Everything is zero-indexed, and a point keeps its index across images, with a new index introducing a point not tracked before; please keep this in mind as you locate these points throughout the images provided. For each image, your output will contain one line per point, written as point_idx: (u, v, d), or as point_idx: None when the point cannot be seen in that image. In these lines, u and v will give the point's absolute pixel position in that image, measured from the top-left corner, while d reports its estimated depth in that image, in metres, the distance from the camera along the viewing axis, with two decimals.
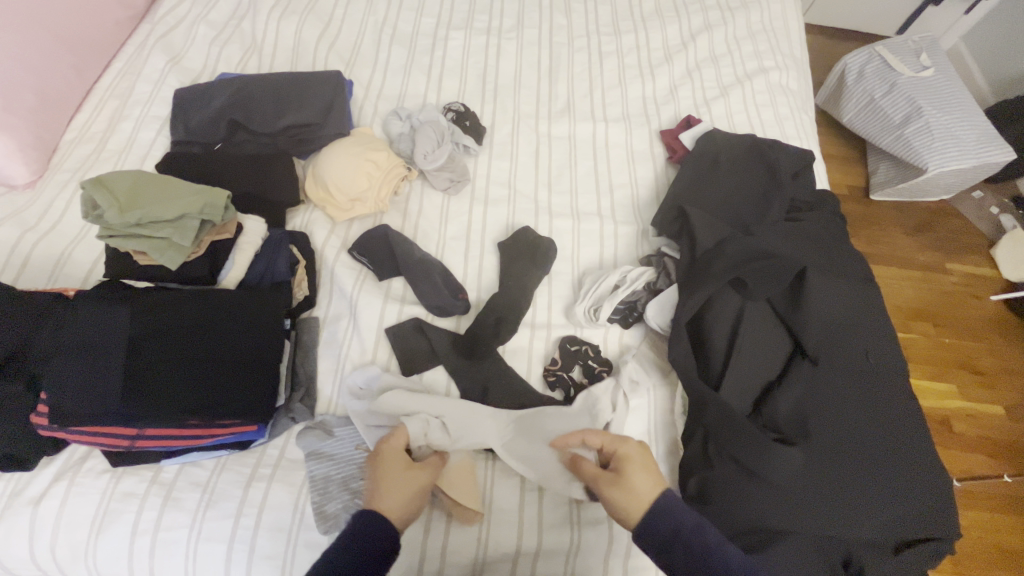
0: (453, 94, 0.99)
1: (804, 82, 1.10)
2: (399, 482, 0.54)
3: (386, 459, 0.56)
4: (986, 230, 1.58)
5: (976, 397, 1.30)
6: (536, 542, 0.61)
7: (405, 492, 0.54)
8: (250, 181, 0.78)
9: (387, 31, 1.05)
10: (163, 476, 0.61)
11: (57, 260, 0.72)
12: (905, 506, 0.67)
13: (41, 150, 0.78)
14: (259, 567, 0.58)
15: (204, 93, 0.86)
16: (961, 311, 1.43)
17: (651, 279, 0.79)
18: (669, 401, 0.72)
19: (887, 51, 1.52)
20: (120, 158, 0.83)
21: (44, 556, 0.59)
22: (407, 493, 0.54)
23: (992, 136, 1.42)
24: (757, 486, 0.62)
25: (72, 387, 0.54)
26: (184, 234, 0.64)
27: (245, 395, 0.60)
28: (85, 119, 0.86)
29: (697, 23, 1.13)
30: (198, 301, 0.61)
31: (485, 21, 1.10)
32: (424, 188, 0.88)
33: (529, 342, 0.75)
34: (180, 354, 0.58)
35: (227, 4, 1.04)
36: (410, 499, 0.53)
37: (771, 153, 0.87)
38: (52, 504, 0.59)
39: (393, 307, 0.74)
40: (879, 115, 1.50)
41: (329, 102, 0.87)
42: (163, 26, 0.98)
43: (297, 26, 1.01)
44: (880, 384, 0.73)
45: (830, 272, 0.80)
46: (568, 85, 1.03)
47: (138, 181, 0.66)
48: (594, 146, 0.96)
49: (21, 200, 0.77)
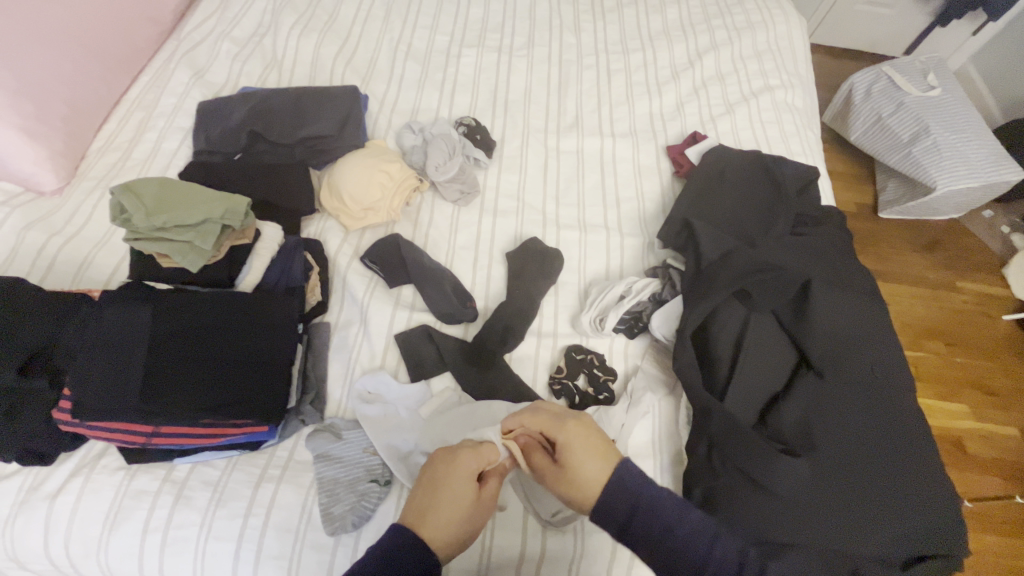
0: (465, 109, 1.02)
1: (808, 100, 1.13)
2: (466, 521, 0.51)
3: (458, 495, 0.51)
4: (996, 249, 1.58)
5: (990, 417, 1.28)
6: (540, 548, 0.62)
7: (466, 528, 0.51)
8: (268, 191, 0.81)
9: (402, 49, 1.09)
10: (176, 474, 0.62)
11: (81, 263, 0.75)
12: (914, 522, 0.66)
13: (69, 158, 0.82)
14: (266, 566, 0.58)
15: (225, 105, 0.89)
16: (973, 330, 1.42)
17: (656, 291, 0.80)
18: (673, 411, 0.73)
19: (894, 70, 1.54)
20: (144, 168, 0.86)
21: (57, 551, 0.60)
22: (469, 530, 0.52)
23: (1000, 155, 1.43)
24: (763, 498, 0.62)
25: (92, 383, 0.56)
26: (206, 238, 0.66)
27: (258, 397, 0.61)
28: (112, 130, 0.90)
29: (704, 41, 1.16)
30: (215, 303, 0.63)
31: (496, 39, 1.14)
32: (434, 199, 0.90)
33: (536, 351, 0.76)
34: (197, 354, 0.60)
35: (249, 22, 1.08)
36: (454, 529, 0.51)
37: (776, 169, 0.89)
38: (67, 500, 0.60)
39: (403, 314, 0.76)
40: (887, 134, 1.51)
41: (345, 115, 0.90)
42: (188, 42, 1.02)
43: (316, 43, 1.05)
44: (886, 398, 0.73)
45: (837, 285, 0.80)
46: (577, 101, 1.05)
47: (163, 187, 0.69)
48: (601, 160, 0.98)
49: (48, 205, 0.80)
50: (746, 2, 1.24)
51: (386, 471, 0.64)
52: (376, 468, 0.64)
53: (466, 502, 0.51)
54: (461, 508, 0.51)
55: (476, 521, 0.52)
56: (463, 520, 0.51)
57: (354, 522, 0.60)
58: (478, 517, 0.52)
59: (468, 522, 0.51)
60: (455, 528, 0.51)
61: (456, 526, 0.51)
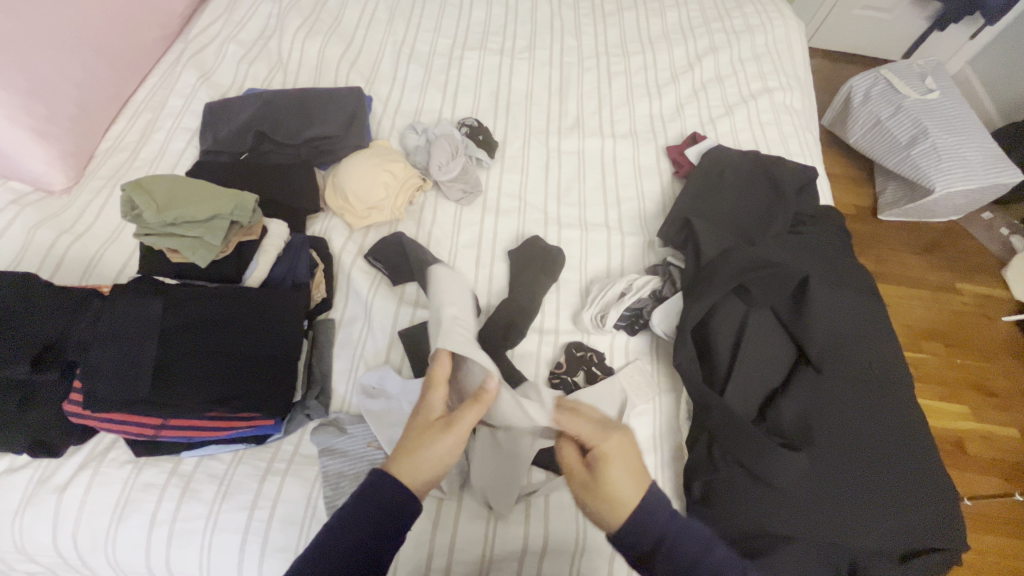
0: (468, 110, 1.03)
1: (806, 101, 1.14)
2: (425, 443, 0.52)
3: (415, 426, 0.54)
4: (997, 251, 1.59)
5: (988, 418, 1.29)
6: (543, 542, 0.62)
7: (431, 460, 0.52)
8: (273, 190, 0.83)
9: (405, 51, 1.11)
10: (183, 467, 0.63)
11: (90, 260, 0.76)
12: (913, 517, 0.67)
13: (78, 158, 0.83)
14: (271, 557, 0.59)
15: (233, 105, 0.90)
16: (972, 330, 1.43)
17: (656, 288, 0.80)
18: (673, 408, 0.74)
19: (892, 74, 1.55)
20: (152, 166, 0.88)
21: (66, 543, 0.61)
22: (441, 457, 0.52)
23: (999, 158, 1.44)
24: (763, 491, 0.63)
25: (105, 376, 0.57)
26: (215, 234, 0.68)
27: (265, 390, 0.62)
28: (120, 130, 0.91)
29: (703, 44, 1.17)
30: (222, 297, 0.64)
31: (498, 42, 1.15)
32: (437, 198, 0.91)
33: (537, 347, 0.77)
34: (204, 347, 0.61)
35: (255, 25, 1.10)
36: (434, 460, 0.52)
37: (775, 169, 0.90)
38: (76, 492, 0.61)
39: (406, 311, 0.77)
40: (885, 137, 1.52)
41: (350, 116, 0.91)
42: (195, 45, 1.04)
43: (321, 45, 1.07)
44: (884, 392, 0.74)
45: (836, 282, 0.81)
46: (577, 103, 1.07)
47: (174, 184, 0.70)
48: (602, 161, 0.99)
49: (57, 205, 0.81)
50: (745, 6, 1.25)
51: None
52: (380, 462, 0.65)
53: (424, 435, 0.53)
54: (417, 433, 0.54)
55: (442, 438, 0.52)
56: (423, 448, 0.52)
57: None
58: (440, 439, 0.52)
59: (430, 449, 0.52)
60: (409, 456, 0.51)
61: (410, 454, 0.51)
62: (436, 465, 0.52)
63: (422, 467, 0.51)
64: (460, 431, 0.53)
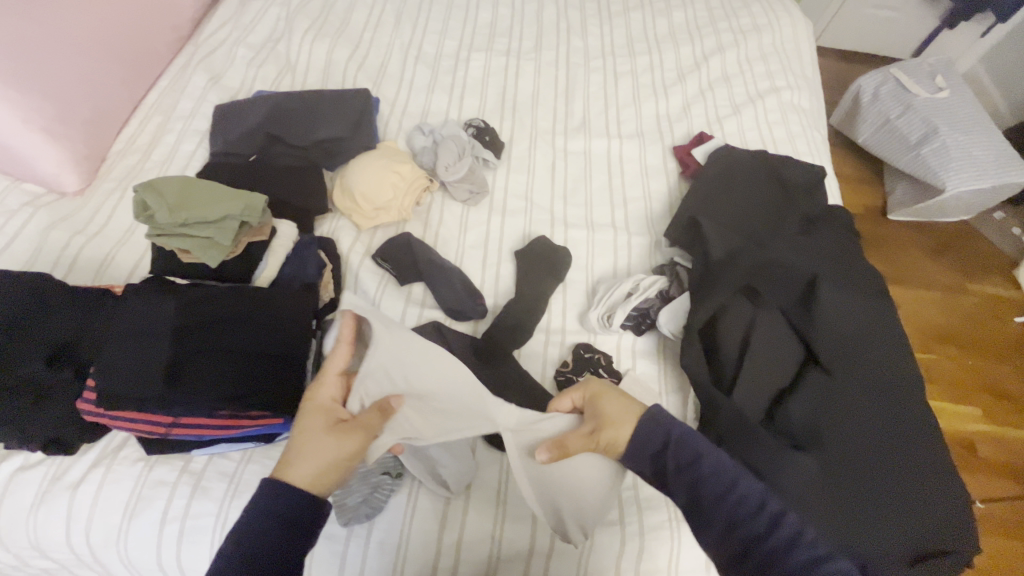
0: (475, 111, 1.04)
1: (814, 101, 1.13)
2: (312, 449, 0.51)
3: (309, 424, 0.54)
4: (1009, 251, 1.57)
5: (1001, 420, 1.27)
6: (550, 543, 0.62)
7: (324, 465, 0.51)
8: (282, 190, 0.83)
9: (412, 53, 1.11)
10: (193, 466, 0.64)
11: (102, 260, 0.77)
12: (923, 519, 0.66)
13: (90, 160, 0.84)
14: None
15: (242, 107, 0.91)
16: (984, 331, 1.41)
17: (664, 288, 0.80)
18: (682, 408, 0.73)
19: (902, 72, 1.54)
20: (163, 168, 0.89)
21: (79, 539, 0.62)
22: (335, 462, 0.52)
23: (1011, 157, 1.42)
24: (770, 492, 0.63)
25: (118, 374, 0.58)
26: (225, 234, 0.69)
27: (274, 389, 0.63)
28: (132, 133, 0.93)
29: (710, 44, 1.17)
30: (230, 296, 0.65)
31: (505, 43, 1.15)
32: (444, 199, 0.92)
33: (544, 347, 0.77)
34: (215, 346, 0.62)
35: (264, 27, 1.11)
36: (323, 469, 0.51)
37: (783, 168, 0.90)
38: (89, 490, 0.62)
39: (414, 311, 0.77)
40: (895, 136, 1.51)
41: (357, 117, 0.92)
42: (205, 48, 1.05)
43: (329, 48, 1.08)
44: (895, 395, 0.73)
45: (845, 282, 0.80)
46: (584, 104, 1.07)
47: (185, 185, 0.71)
48: (608, 161, 0.99)
49: (70, 206, 0.83)
50: (752, 5, 1.25)
51: (398, 464, 0.65)
52: (388, 460, 0.65)
53: (322, 437, 0.52)
54: (302, 437, 0.53)
55: (340, 442, 0.52)
56: (317, 453, 0.51)
57: (367, 513, 0.62)
58: (339, 447, 0.52)
59: (324, 453, 0.51)
60: (298, 459, 0.51)
61: (300, 459, 0.51)
62: (334, 468, 0.51)
63: (317, 476, 0.51)
64: (364, 439, 0.53)
